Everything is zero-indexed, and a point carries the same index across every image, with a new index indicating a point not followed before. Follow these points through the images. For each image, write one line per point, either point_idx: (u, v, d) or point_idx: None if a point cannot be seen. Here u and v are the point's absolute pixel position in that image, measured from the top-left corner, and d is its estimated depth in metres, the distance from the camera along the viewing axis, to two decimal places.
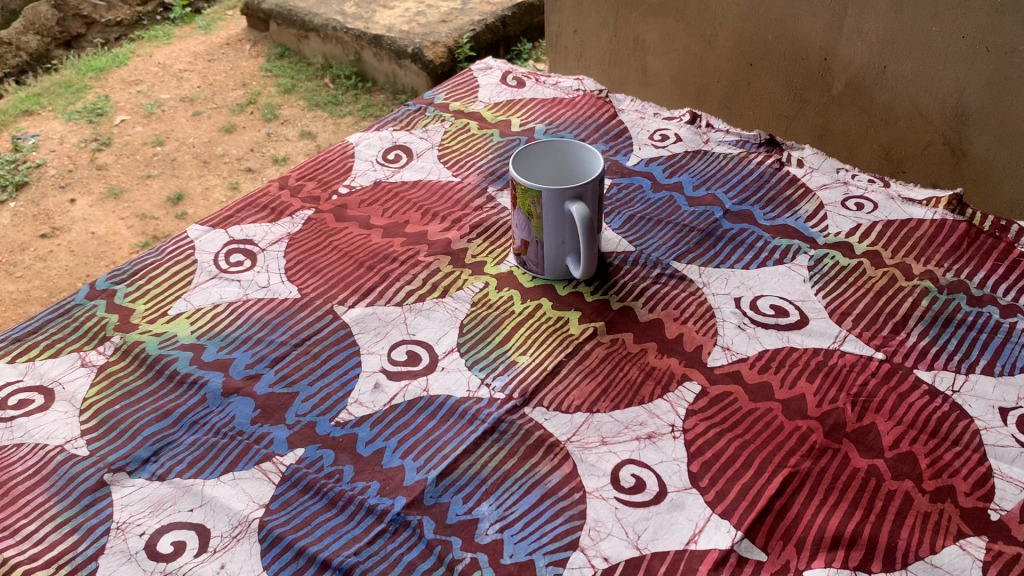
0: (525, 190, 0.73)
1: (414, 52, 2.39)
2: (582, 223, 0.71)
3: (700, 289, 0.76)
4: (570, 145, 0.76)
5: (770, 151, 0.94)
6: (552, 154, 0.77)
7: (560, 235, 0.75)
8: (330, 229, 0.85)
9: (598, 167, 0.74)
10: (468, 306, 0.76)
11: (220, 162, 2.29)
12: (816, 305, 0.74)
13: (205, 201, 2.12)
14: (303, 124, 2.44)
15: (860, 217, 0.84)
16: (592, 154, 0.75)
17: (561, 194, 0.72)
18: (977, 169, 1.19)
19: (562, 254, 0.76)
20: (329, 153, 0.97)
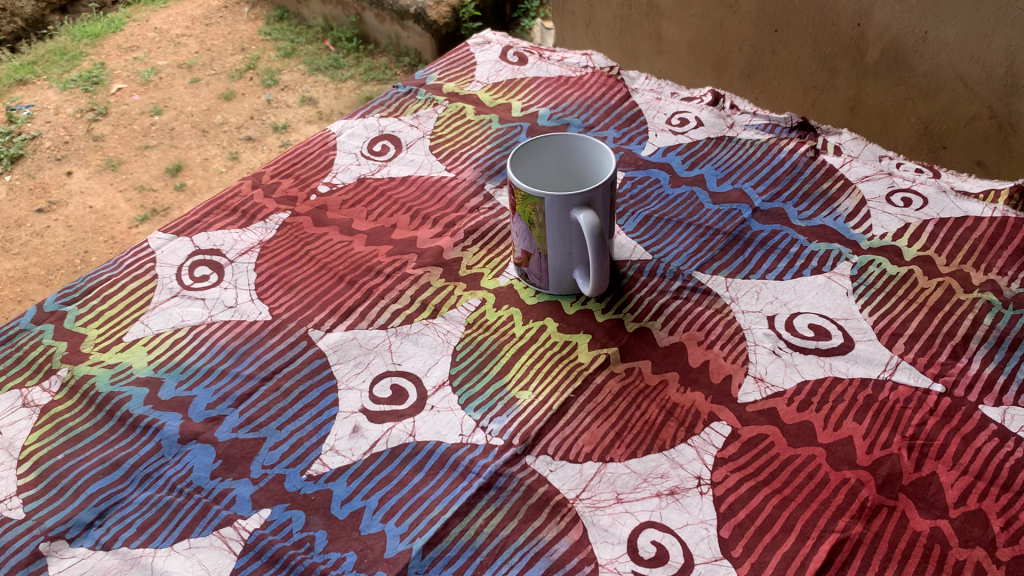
0: (526, 196, 0.63)
1: (416, 12, 2.27)
2: (592, 237, 0.61)
3: (727, 305, 0.66)
4: (577, 141, 0.65)
5: (803, 137, 0.83)
6: (557, 150, 0.66)
7: (565, 247, 0.65)
8: (308, 235, 0.76)
9: (608, 169, 0.64)
10: (462, 329, 0.66)
11: (219, 130, 2.18)
12: (862, 324, 0.65)
13: (205, 172, 2.03)
14: (304, 89, 2.33)
15: (908, 215, 0.74)
16: (604, 153, 0.64)
17: (569, 202, 0.62)
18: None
19: (569, 266, 0.67)
20: (308, 144, 0.87)
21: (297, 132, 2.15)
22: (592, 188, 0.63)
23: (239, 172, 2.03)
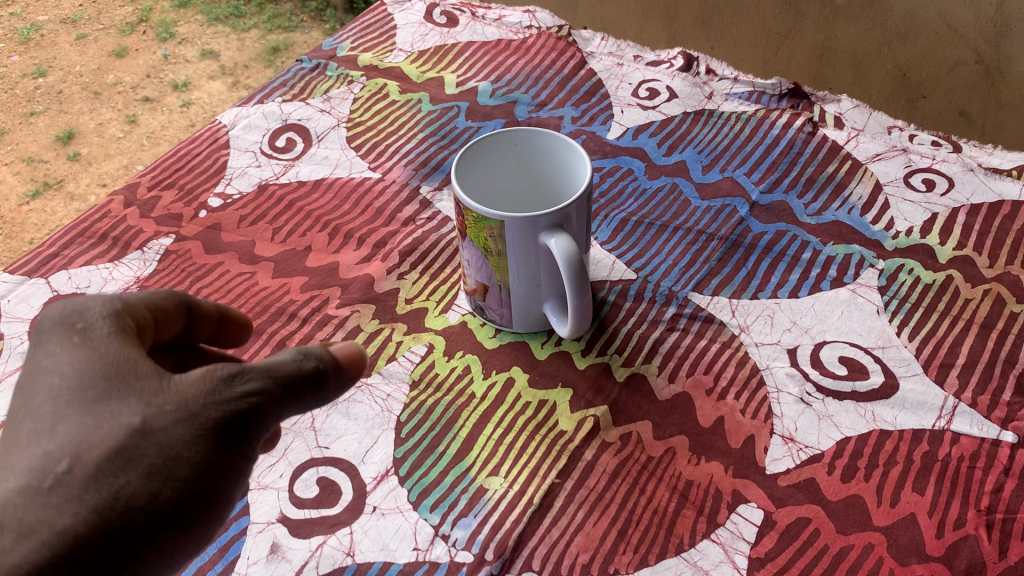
0: (481, 219, 0.48)
1: None
2: (569, 270, 0.46)
3: (735, 336, 0.53)
4: (540, 137, 0.50)
5: (795, 106, 0.70)
6: (513, 149, 0.51)
7: (532, 277, 0.50)
8: (199, 267, 0.60)
9: (583, 177, 0.49)
10: (406, 389, 0.52)
11: (113, 92, 1.84)
12: (903, 354, 0.52)
13: (101, 138, 1.72)
14: (203, 41, 2.03)
15: (934, 202, 0.61)
16: (575, 153, 0.49)
17: (536, 224, 0.47)
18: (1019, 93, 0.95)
19: (538, 298, 0.52)
20: (194, 141, 0.70)
21: (198, 88, 1.85)
22: (565, 204, 0.48)
23: (139, 138, 1.73)
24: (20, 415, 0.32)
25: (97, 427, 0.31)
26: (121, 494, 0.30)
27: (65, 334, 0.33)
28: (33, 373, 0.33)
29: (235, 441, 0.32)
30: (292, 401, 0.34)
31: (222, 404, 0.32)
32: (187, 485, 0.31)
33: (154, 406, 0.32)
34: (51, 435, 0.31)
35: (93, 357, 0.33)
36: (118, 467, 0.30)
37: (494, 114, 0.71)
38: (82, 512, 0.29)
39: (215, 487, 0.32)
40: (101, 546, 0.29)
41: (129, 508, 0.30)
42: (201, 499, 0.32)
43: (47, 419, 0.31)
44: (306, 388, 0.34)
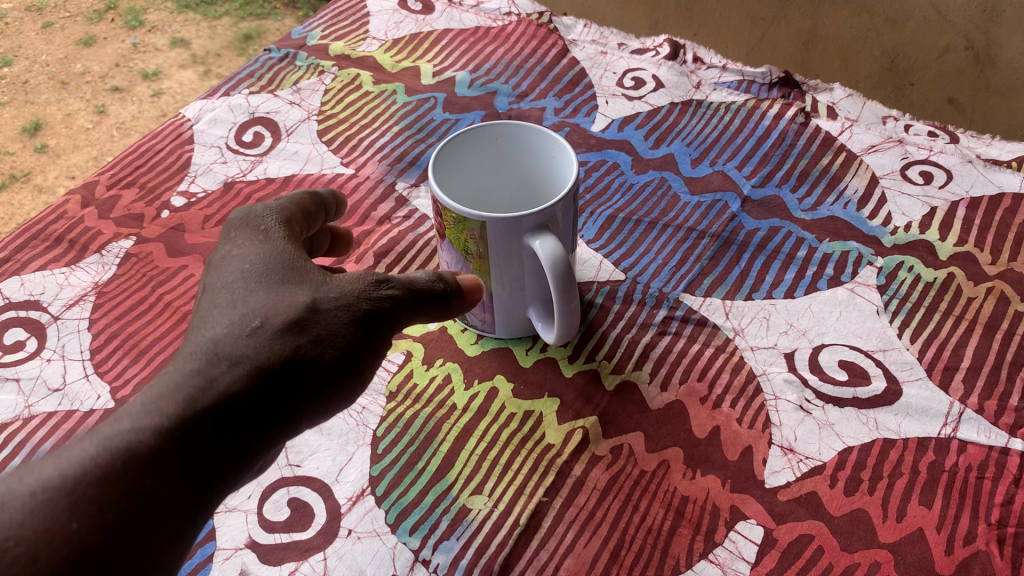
0: (460, 219, 0.44)
1: None
2: (555, 275, 0.43)
3: (730, 340, 0.51)
4: (523, 132, 0.47)
5: (786, 96, 0.67)
6: (495, 143, 0.48)
7: (516, 281, 0.47)
8: (161, 272, 0.56)
9: (568, 175, 0.46)
10: (383, 401, 0.49)
11: None
12: (905, 357, 0.50)
13: None
14: None
15: (932, 195, 0.59)
16: (560, 149, 0.46)
17: (519, 224, 0.44)
18: (1009, 79, 0.89)
19: (522, 303, 0.49)
20: (155, 136, 0.66)
21: None
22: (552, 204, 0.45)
23: None
24: (216, 286, 0.38)
25: (277, 301, 0.37)
26: (297, 348, 0.36)
27: (253, 232, 0.40)
28: (224, 259, 0.39)
29: (376, 332, 0.38)
30: (422, 310, 0.40)
31: (372, 295, 0.38)
32: (343, 355, 0.37)
33: (319, 290, 0.38)
34: (242, 300, 0.37)
35: (277, 252, 0.39)
36: (295, 329, 0.36)
37: (473, 106, 0.67)
38: (267, 357, 0.35)
39: (362, 364, 0.38)
40: (273, 391, 0.35)
41: (301, 361, 0.36)
42: (349, 372, 0.37)
43: (239, 290, 0.37)
44: (435, 303, 0.40)
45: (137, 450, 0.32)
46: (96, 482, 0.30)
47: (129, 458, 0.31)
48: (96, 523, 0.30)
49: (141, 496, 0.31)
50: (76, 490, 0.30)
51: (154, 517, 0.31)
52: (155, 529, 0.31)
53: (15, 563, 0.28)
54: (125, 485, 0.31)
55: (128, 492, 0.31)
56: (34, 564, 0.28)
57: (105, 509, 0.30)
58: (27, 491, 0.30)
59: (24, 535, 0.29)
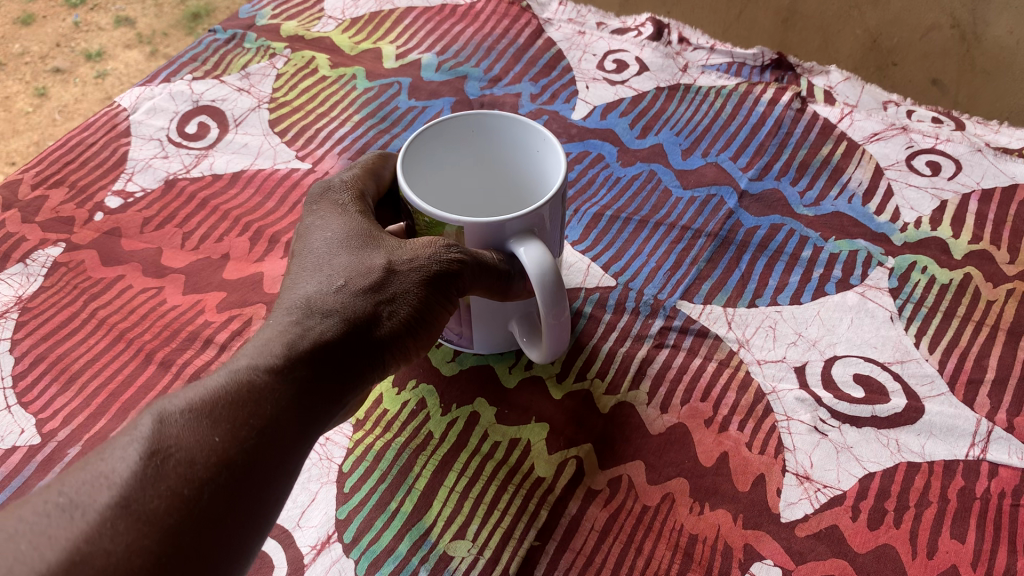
0: (434, 223, 0.37)
1: None
2: (542, 290, 0.37)
3: (735, 352, 0.46)
4: (506, 123, 0.42)
5: (780, 79, 0.63)
6: (474, 136, 0.42)
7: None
8: (92, 283, 0.50)
9: (555, 173, 0.40)
10: (349, 429, 0.43)
11: None
12: (925, 370, 0.45)
13: None
14: None
15: (940, 187, 0.55)
16: (547, 143, 0.41)
17: (501, 228, 0.37)
18: (996, 60, 0.78)
19: (504, 316, 0.42)
20: (87, 128, 0.59)
21: None
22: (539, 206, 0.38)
23: None
24: (304, 251, 0.37)
25: (360, 263, 0.36)
26: (383, 301, 0.35)
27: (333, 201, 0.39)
28: (310, 227, 0.39)
29: (448, 294, 0.37)
30: (485, 282, 0.37)
31: (442, 256, 0.36)
32: (424, 310, 0.36)
33: (396, 248, 0.37)
34: (329, 257, 0.36)
35: (357, 216, 0.38)
36: (380, 284, 0.35)
37: (441, 92, 0.62)
38: (356, 309, 0.35)
39: (437, 321, 0.37)
40: (363, 339, 0.35)
41: (387, 314, 0.35)
42: (427, 327, 0.37)
43: (326, 253, 0.37)
44: (501, 278, 0.38)
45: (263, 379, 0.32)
46: (230, 404, 0.31)
47: (255, 386, 0.31)
48: (237, 439, 0.30)
49: (270, 418, 0.31)
50: (215, 411, 0.30)
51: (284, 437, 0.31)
52: (286, 448, 0.31)
53: (175, 468, 0.28)
54: (254, 407, 0.31)
55: (258, 415, 0.31)
56: (191, 471, 0.28)
57: (240, 428, 0.30)
58: (174, 413, 0.30)
59: (178, 446, 0.29)
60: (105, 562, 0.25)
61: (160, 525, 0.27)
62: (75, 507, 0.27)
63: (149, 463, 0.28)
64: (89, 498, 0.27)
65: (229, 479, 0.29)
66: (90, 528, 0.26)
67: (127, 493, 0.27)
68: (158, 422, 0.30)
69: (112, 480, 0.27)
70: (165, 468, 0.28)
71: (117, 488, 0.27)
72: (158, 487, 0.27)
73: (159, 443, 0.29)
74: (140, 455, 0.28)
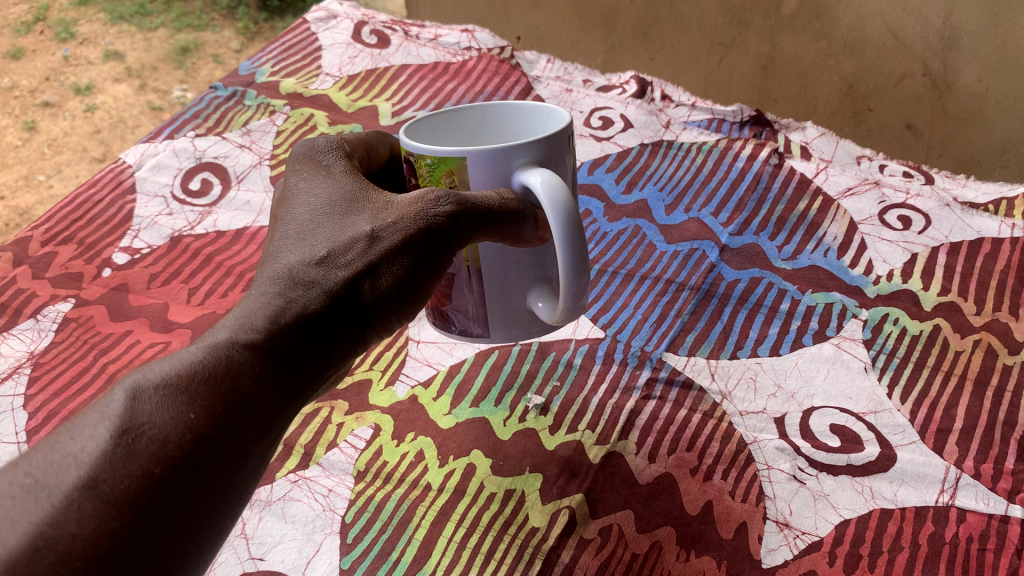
0: (439, 163, 0.38)
1: None
2: (551, 193, 0.35)
3: (718, 403, 0.48)
4: (506, 113, 0.43)
5: (759, 135, 0.67)
6: (475, 132, 0.44)
7: (504, 252, 0.39)
8: (101, 337, 0.51)
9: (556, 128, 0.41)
10: (352, 480, 0.45)
11: None
12: (897, 420, 0.47)
13: None
14: None
15: (911, 240, 0.58)
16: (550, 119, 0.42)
17: (505, 163, 0.37)
18: (967, 106, 0.87)
19: (519, 290, 0.41)
20: (94, 186, 0.62)
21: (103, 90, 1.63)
22: (554, 151, 0.39)
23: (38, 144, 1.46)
24: (284, 216, 0.37)
25: (341, 233, 0.35)
26: (362, 271, 0.34)
27: (316, 166, 0.38)
28: (291, 191, 0.38)
29: (433, 260, 0.36)
30: (485, 229, 0.36)
31: (429, 213, 0.35)
32: (408, 276, 0.36)
33: (378, 211, 0.35)
34: (312, 225, 0.36)
35: (340, 180, 0.37)
36: (362, 253, 0.34)
37: None
38: (336, 283, 0.34)
39: (421, 288, 0.37)
40: (343, 311, 0.34)
41: (368, 284, 0.35)
42: (410, 295, 0.36)
43: (308, 223, 0.36)
44: (503, 221, 0.36)
45: (241, 351, 0.31)
46: (206, 381, 0.29)
47: (234, 359, 0.31)
48: (215, 414, 0.29)
49: (246, 394, 0.30)
50: (193, 385, 0.29)
51: (260, 412, 0.30)
52: (263, 420, 0.30)
53: (148, 447, 0.27)
54: (230, 383, 0.30)
55: (235, 391, 0.30)
56: (166, 448, 0.27)
57: (216, 401, 0.29)
58: (147, 388, 0.29)
59: (151, 424, 0.27)
60: (70, 547, 0.24)
61: (130, 507, 0.25)
62: (41, 489, 0.25)
63: (120, 442, 0.27)
64: (56, 478, 0.26)
65: (204, 456, 0.28)
66: (56, 511, 0.25)
67: (93, 473, 0.26)
68: (132, 398, 0.28)
69: (81, 459, 0.26)
70: (137, 446, 0.27)
71: (85, 467, 0.26)
72: (129, 466, 0.26)
73: (131, 420, 0.27)
74: (110, 433, 0.27)
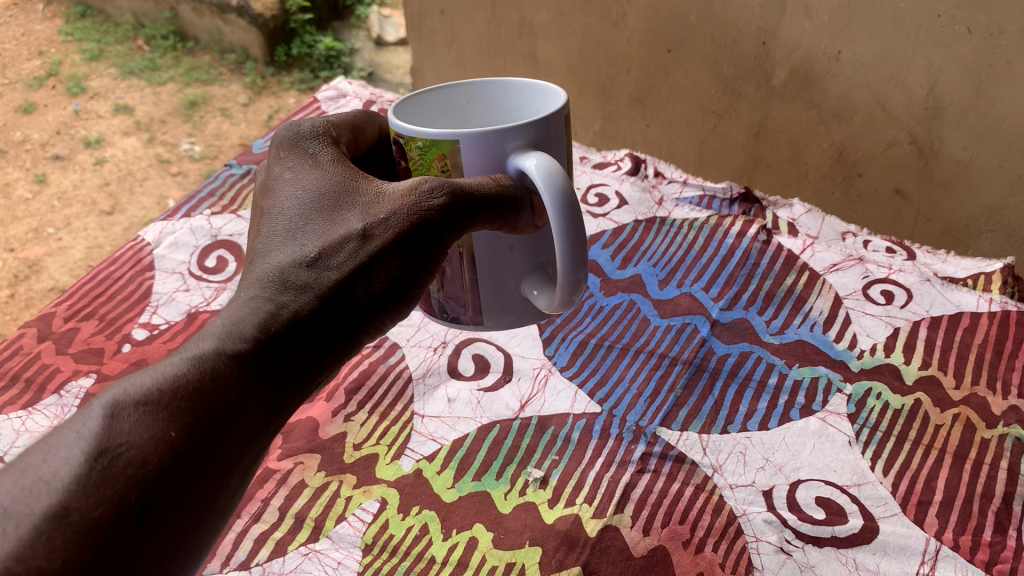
0: (430, 145, 0.41)
1: (238, 6, 2.08)
2: (548, 176, 0.38)
3: (709, 476, 0.50)
4: (495, 88, 0.48)
5: (748, 212, 0.72)
6: (468, 107, 0.48)
7: (500, 240, 0.43)
8: None
9: (548, 103, 0.45)
10: (359, 553, 0.47)
11: (18, 150, 1.69)
12: (880, 492, 0.49)
13: (5, 200, 1.54)
14: (116, 95, 1.91)
15: (894, 315, 0.61)
16: (542, 95, 0.46)
17: (500, 145, 0.40)
18: (952, 172, 0.90)
19: (515, 274, 0.45)
20: (115, 263, 0.65)
21: (112, 145, 1.72)
22: (547, 136, 0.42)
23: (49, 199, 1.55)
24: (271, 206, 0.40)
25: (332, 230, 0.38)
26: (354, 273, 0.38)
27: (302, 155, 0.41)
28: (279, 179, 0.41)
29: (425, 255, 0.40)
30: (481, 215, 0.39)
31: (423, 206, 0.38)
32: (398, 277, 0.39)
33: (369, 207, 0.39)
34: (302, 222, 0.39)
35: (327, 170, 0.40)
36: (353, 251, 0.38)
37: None
38: (325, 285, 0.38)
39: (414, 287, 0.40)
40: (330, 313, 0.38)
41: (360, 285, 0.38)
42: (400, 297, 0.40)
43: (298, 217, 0.39)
44: (497, 208, 0.39)
45: (221, 366, 0.34)
46: (185, 398, 0.33)
47: (211, 375, 0.34)
48: (189, 432, 0.32)
49: (224, 407, 0.33)
50: (166, 405, 0.32)
51: (231, 428, 0.33)
52: (239, 433, 0.33)
53: (124, 469, 0.30)
54: (209, 399, 0.33)
55: (213, 406, 0.33)
56: (138, 470, 0.30)
57: (194, 419, 0.32)
58: (126, 405, 0.32)
59: (129, 444, 0.30)
60: None
61: (103, 531, 0.28)
62: (9, 518, 0.28)
63: (96, 463, 0.29)
64: (26, 507, 0.28)
65: (180, 473, 0.31)
66: (24, 543, 0.27)
67: (66, 498, 0.28)
68: (111, 417, 0.31)
69: (53, 485, 0.29)
70: (114, 469, 0.30)
71: (58, 492, 0.28)
72: (102, 492, 0.29)
73: (109, 440, 0.30)
74: (87, 454, 0.30)
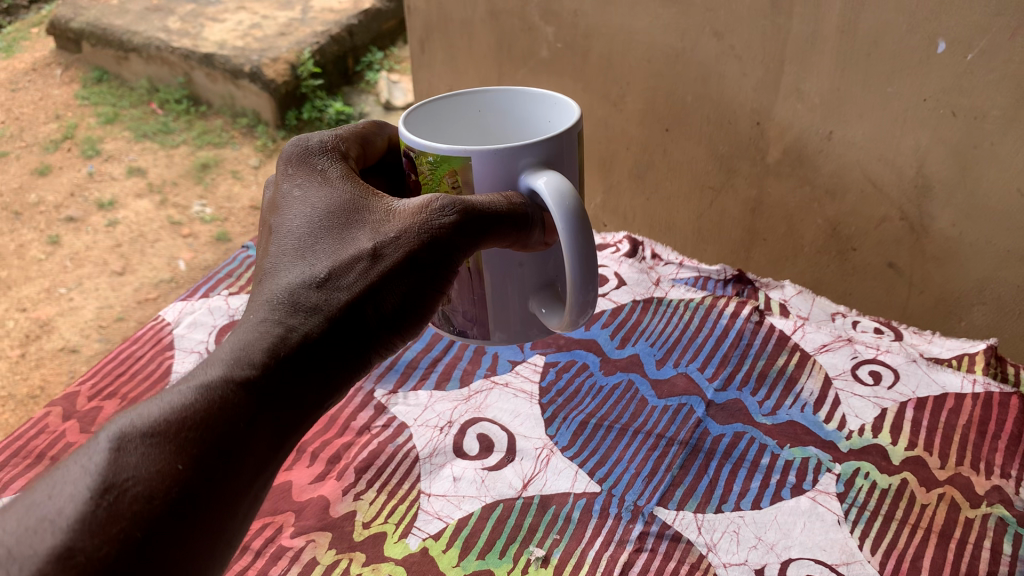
0: (446, 158, 0.47)
1: (251, 72, 2.14)
2: (561, 197, 0.44)
3: (704, 555, 0.52)
4: (502, 101, 0.56)
5: (741, 293, 0.75)
6: (478, 116, 0.56)
7: (511, 258, 0.50)
8: None
9: (559, 113, 0.53)
10: None
11: (34, 212, 1.74)
12: (867, 570, 0.51)
13: (19, 262, 1.58)
14: (129, 158, 1.97)
15: (881, 396, 0.64)
16: (552, 105, 0.54)
17: (516, 161, 0.47)
18: (944, 248, 0.90)
19: (521, 288, 0.52)
20: (137, 342, 0.68)
21: (125, 208, 1.75)
22: (555, 155, 0.48)
23: (61, 259, 1.60)
24: (285, 225, 0.46)
25: (343, 249, 0.45)
26: (364, 294, 0.44)
27: (313, 176, 0.47)
28: (292, 198, 0.47)
29: (435, 272, 0.45)
30: (490, 231, 0.46)
31: (437, 222, 0.44)
32: (408, 294, 0.45)
33: (379, 228, 0.45)
34: (314, 245, 0.45)
35: (335, 190, 0.46)
36: (362, 271, 0.44)
37: None
38: (335, 307, 0.43)
39: (424, 305, 0.46)
40: (341, 334, 0.44)
41: (370, 304, 0.44)
42: (408, 317, 0.46)
43: (310, 236, 0.45)
44: (506, 224, 0.46)
45: (227, 397, 0.40)
46: (189, 431, 0.38)
47: (218, 407, 0.39)
48: (193, 465, 0.37)
49: (227, 437, 0.39)
50: (171, 439, 0.38)
51: (239, 458, 0.39)
52: (241, 458, 0.39)
53: (129, 505, 0.35)
54: (211, 431, 0.38)
55: (216, 439, 0.38)
56: (142, 506, 0.35)
57: (196, 451, 0.38)
58: (134, 441, 0.37)
59: (133, 479, 0.36)
60: None
61: (105, 562, 0.34)
62: (15, 558, 0.33)
63: (103, 498, 0.35)
64: (32, 547, 0.34)
65: (181, 503, 0.36)
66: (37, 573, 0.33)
67: (71, 535, 0.34)
68: (119, 453, 0.37)
69: (58, 522, 0.34)
70: (120, 505, 0.35)
71: (66, 528, 0.34)
72: (107, 528, 0.34)
73: (117, 475, 0.36)
74: (95, 491, 0.35)
